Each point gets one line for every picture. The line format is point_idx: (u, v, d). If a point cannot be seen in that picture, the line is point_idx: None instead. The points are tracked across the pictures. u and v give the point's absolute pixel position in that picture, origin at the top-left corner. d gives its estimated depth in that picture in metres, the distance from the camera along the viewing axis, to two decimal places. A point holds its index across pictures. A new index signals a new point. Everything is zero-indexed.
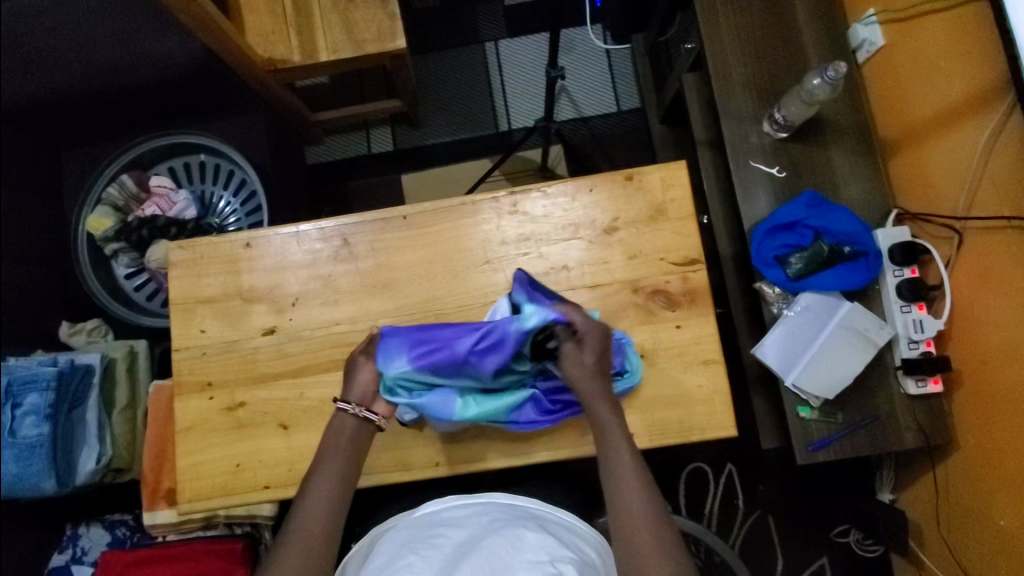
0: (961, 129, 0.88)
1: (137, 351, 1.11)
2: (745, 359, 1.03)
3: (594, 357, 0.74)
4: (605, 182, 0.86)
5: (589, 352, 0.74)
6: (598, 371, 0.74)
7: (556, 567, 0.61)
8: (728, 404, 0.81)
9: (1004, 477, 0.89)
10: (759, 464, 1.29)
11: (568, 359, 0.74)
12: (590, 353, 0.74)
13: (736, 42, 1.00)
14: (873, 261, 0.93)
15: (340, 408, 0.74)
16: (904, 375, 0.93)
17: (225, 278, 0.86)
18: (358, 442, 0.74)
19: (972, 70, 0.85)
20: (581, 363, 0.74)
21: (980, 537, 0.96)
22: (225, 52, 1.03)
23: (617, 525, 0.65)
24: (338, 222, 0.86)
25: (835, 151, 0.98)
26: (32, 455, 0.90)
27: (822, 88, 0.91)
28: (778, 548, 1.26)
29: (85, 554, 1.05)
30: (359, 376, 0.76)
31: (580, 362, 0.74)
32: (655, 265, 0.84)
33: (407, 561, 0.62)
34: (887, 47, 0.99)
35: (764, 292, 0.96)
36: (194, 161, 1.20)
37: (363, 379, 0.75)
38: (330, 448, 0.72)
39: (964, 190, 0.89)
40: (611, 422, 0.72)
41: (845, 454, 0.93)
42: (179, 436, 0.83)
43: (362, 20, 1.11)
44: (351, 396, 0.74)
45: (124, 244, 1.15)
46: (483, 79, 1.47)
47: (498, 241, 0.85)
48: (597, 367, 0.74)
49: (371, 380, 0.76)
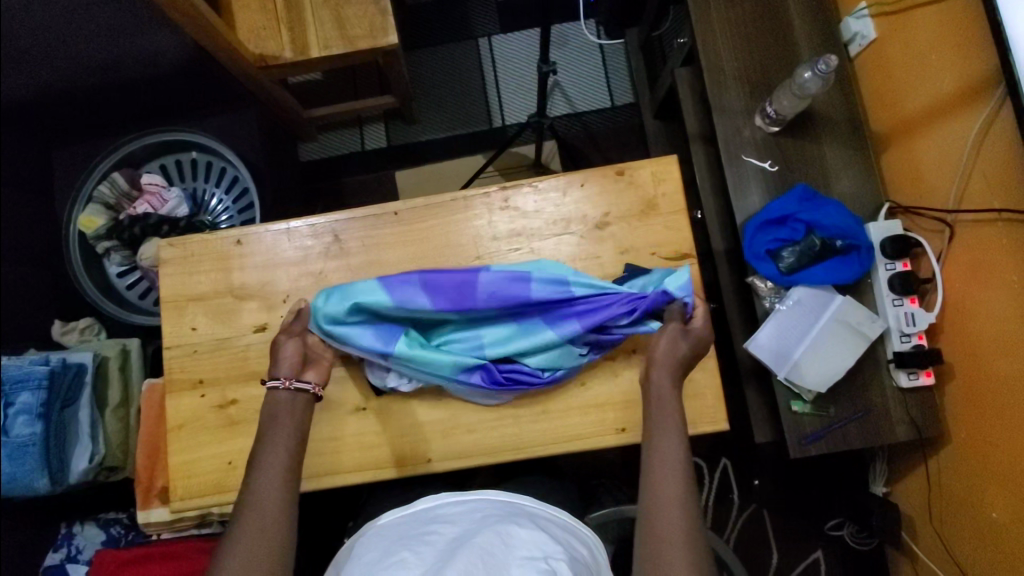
0: (953, 122, 0.88)
1: (130, 350, 1.10)
2: (738, 353, 1.03)
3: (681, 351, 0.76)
4: (597, 176, 0.86)
5: (682, 345, 0.77)
6: (677, 365, 0.75)
7: (549, 563, 0.61)
8: (720, 399, 0.81)
9: (996, 469, 0.89)
10: (753, 458, 1.29)
11: (665, 338, 0.76)
12: (680, 346, 0.76)
13: (728, 36, 0.99)
14: (864, 255, 0.93)
15: (273, 386, 0.75)
16: (896, 369, 0.93)
17: (216, 275, 0.86)
18: (304, 415, 0.75)
19: (962, 63, 0.85)
20: (671, 353, 0.76)
21: (972, 529, 0.96)
22: (215, 49, 1.02)
23: (646, 503, 0.63)
24: (330, 219, 0.86)
25: (827, 145, 0.98)
26: (24, 454, 0.91)
27: (813, 82, 0.91)
28: (772, 542, 1.26)
29: (81, 552, 1.04)
30: (284, 353, 0.78)
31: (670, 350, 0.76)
32: (647, 260, 0.84)
33: (400, 557, 0.62)
34: (879, 40, 0.99)
35: (756, 287, 0.96)
36: (186, 159, 1.19)
37: (288, 355, 0.78)
38: (272, 427, 0.72)
39: (956, 183, 0.89)
40: (670, 414, 0.71)
41: (837, 448, 0.93)
42: (171, 434, 0.83)
43: (353, 16, 1.10)
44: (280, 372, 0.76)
45: (116, 241, 1.14)
46: (476, 75, 1.47)
47: (489, 236, 0.85)
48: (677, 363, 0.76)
49: (294, 356, 0.78)
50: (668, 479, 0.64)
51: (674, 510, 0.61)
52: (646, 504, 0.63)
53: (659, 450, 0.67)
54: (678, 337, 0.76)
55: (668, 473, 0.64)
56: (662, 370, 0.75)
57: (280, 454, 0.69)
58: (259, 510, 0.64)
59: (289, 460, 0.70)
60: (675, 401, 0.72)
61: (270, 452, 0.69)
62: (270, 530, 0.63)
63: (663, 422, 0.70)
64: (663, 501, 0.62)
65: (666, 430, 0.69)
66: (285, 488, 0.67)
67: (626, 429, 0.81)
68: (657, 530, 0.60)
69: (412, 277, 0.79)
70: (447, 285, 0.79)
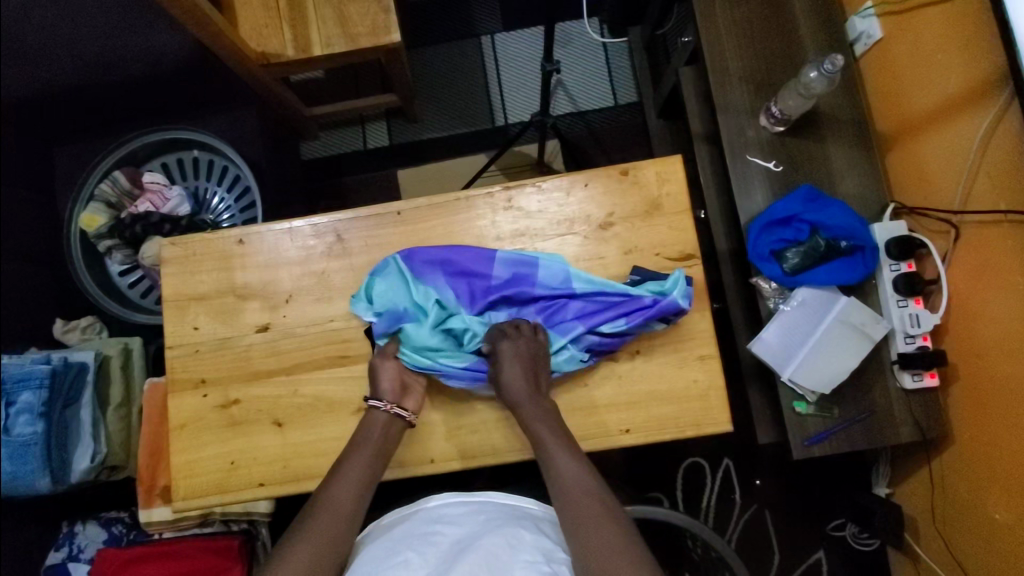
0: (958, 122, 0.88)
1: (132, 349, 1.09)
2: (741, 354, 1.03)
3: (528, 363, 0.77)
4: (600, 176, 0.86)
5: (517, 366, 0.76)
6: (528, 381, 0.76)
7: (552, 568, 0.62)
8: (724, 400, 0.81)
9: (1000, 471, 0.89)
10: (755, 458, 1.29)
11: (505, 369, 0.76)
12: (524, 364, 0.76)
13: (733, 34, 0.99)
14: (869, 256, 0.92)
15: (374, 406, 0.77)
16: (900, 370, 0.93)
17: (218, 274, 0.86)
18: (388, 438, 0.77)
19: (968, 63, 0.84)
20: (513, 378, 0.76)
21: (975, 531, 0.96)
22: (216, 46, 1.02)
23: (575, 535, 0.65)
24: (332, 218, 0.86)
25: (832, 145, 0.98)
26: (25, 453, 0.91)
27: (819, 81, 0.90)
28: (775, 542, 1.26)
29: (82, 552, 1.03)
30: (383, 376, 0.78)
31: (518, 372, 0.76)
32: (650, 261, 0.84)
33: (405, 560, 0.62)
34: (884, 40, 0.99)
35: (760, 287, 0.96)
36: (188, 157, 1.19)
37: (388, 378, 0.78)
38: (359, 439, 0.76)
39: (961, 183, 0.89)
40: (551, 431, 0.74)
41: (841, 449, 0.93)
42: (174, 433, 0.83)
43: (356, 14, 1.10)
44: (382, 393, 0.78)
45: (117, 241, 1.13)
46: (478, 73, 1.46)
47: (492, 236, 0.85)
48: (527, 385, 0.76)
49: (392, 379, 0.78)
50: (580, 503, 0.68)
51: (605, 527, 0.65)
52: (570, 531, 0.66)
53: (566, 485, 0.70)
54: (512, 357, 0.76)
55: (579, 497, 0.68)
56: (519, 394, 0.75)
57: (359, 467, 0.74)
58: (323, 518, 0.69)
59: (367, 474, 0.74)
60: (552, 422, 0.75)
61: (349, 464, 0.74)
62: (332, 539, 0.68)
63: (551, 447, 0.73)
64: (584, 523, 0.66)
65: (558, 454, 0.72)
66: (354, 503, 0.72)
67: (629, 430, 0.80)
68: (587, 548, 0.64)
69: (435, 256, 0.82)
70: (465, 270, 0.82)
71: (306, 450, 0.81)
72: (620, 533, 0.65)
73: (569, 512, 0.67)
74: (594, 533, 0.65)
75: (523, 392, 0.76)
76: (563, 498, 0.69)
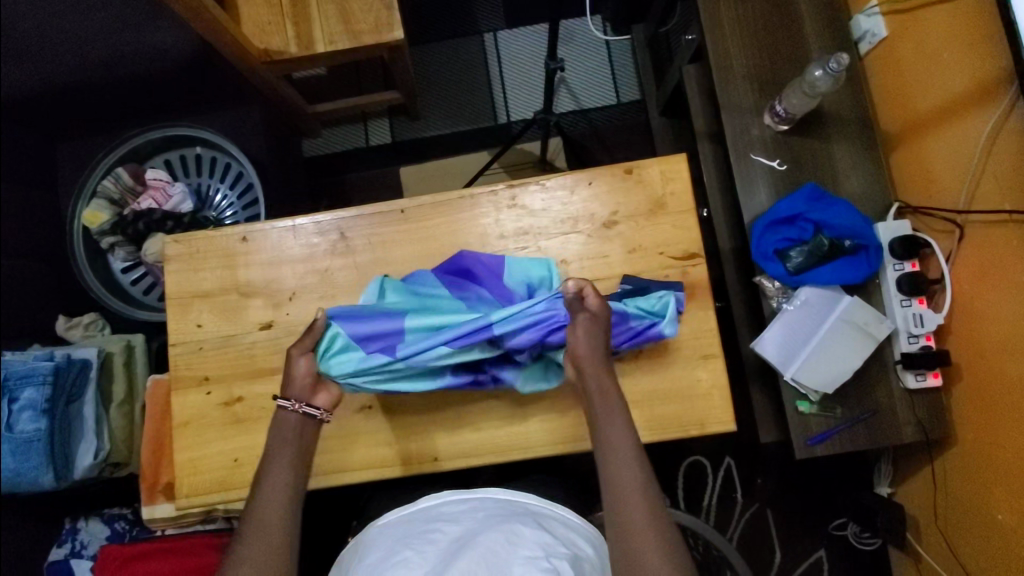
0: (964, 121, 0.87)
1: (134, 345, 1.10)
2: (744, 353, 1.03)
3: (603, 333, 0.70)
4: (605, 175, 0.86)
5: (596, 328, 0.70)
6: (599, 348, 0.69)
7: (551, 562, 0.61)
8: (728, 399, 0.81)
9: (1003, 471, 0.89)
10: (757, 457, 1.29)
11: (579, 333, 0.69)
12: (599, 335, 0.69)
13: (738, 33, 0.98)
14: (873, 255, 0.92)
15: (283, 406, 0.71)
16: (904, 369, 0.92)
17: (221, 272, 0.86)
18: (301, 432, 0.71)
19: (974, 62, 0.84)
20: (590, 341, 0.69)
21: (977, 530, 0.96)
22: (218, 43, 1.02)
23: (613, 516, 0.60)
24: (335, 216, 0.86)
25: (836, 144, 0.97)
26: (28, 450, 0.90)
27: (825, 80, 0.90)
28: (776, 541, 1.26)
29: (85, 548, 1.04)
30: (297, 372, 0.73)
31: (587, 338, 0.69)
32: (654, 260, 0.84)
33: (403, 557, 0.62)
34: (889, 39, 0.98)
35: (764, 287, 0.96)
36: (191, 154, 1.19)
37: (300, 374, 0.73)
38: (276, 440, 0.70)
39: (966, 183, 0.88)
40: (609, 398, 0.67)
41: (844, 448, 0.93)
42: (177, 431, 0.83)
43: (359, 11, 1.09)
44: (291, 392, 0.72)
45: (120, 237, 1.14)
46: (481, 71, 1.46)
47: (496, 235, 0.85)
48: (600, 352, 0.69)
49: (306, 374, 0.73)
50: (623, 472, 0.62)
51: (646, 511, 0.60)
52: (607, 504, 0.61)
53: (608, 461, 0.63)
54: (586, 324, 0.69)
55: (623, 463, 0.62)
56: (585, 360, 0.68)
57: (284, 473, 0.67)
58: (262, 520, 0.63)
59: (296, 479, 0.68)
60: (613, 382, 0.68)
61: (275, 471, 0.67)
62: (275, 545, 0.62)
63: (604, 408, 0.66)
64: (621, 494, 0.61)
65: (609, 417, 0.66)
66: (287, 510, 0.65)
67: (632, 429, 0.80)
68: (625, 522, 0.59)
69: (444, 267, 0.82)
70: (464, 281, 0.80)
71: None
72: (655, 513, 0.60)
73: (608, 482, 0.62)
74: (633, 509, 0.60)
75: (592, 354, 0.69)
76: (605, 463, 0.63)
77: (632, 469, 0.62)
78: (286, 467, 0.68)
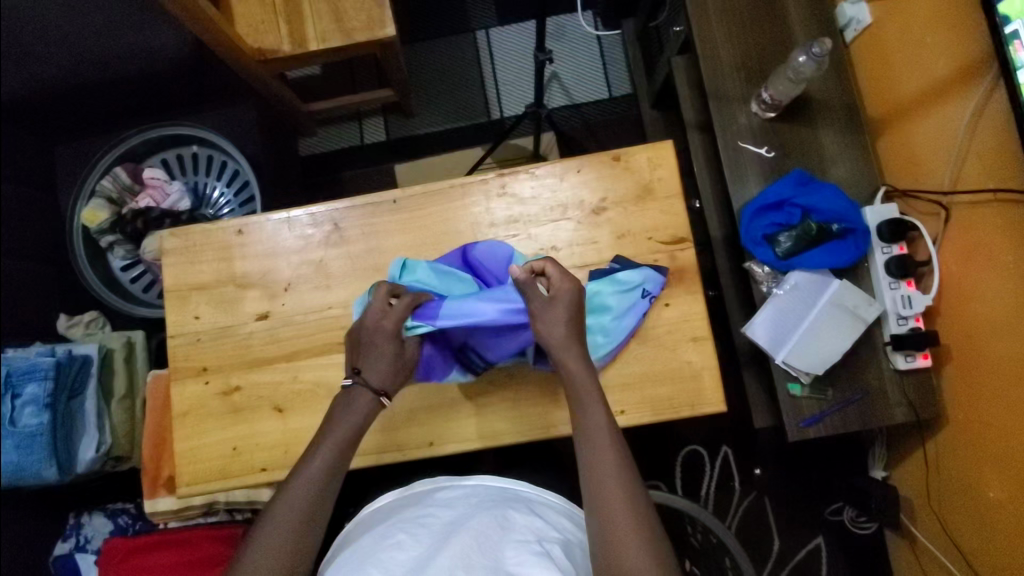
0: (947, 105, 0.89)
1: (135, 343, 1.11)
2: (736, 339, 1.04)
3: (569, 318, 0.73)
4: (594, 162, 0.87)
5: (562, 310, 0.73)
6: (569, 328, 0.73)
7: (543, 545, 0.63)
8: (718, 379, 0.82)
9: (994, 450, 0.90)
10: (753, 445, 1.30)
11: (544, 320, 0.72)
12: (565, 315, 0.73)
13: (724, 22, 1.00)
14: (860, 238, 0.93)
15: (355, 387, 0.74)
16: (893, 351, 0.94)
17: (218, 265, 0.87)
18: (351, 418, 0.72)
19: (956, 46, 0.85)
20: (557, 324, 0.72)
21: (969, 509, 0.97)
22: (212, 41, 1.03)
23: (596, 502, 0.63)
24: (329, 208, 0.87)
25: (823, 130, 0.99)
26: (31, 444, 0.93)
27: (808, 65, 0.92)
28: (774, 527, 1.27)
29: (89, 542, 1.05)
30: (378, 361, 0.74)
31: (551, 324, 0.72)
32: (643, 245, 0.85)
33: (396, 540, 0.63)
34: (873, 25, 1.00)
35: (753, 272, 0.97)
36: (187, 153, 1.20)
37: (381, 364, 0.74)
38: (334, 428, 0.71)
39: (950, 166, 0.90)
40: (588, 383, 0.71)
41: (836, 430, 0.94)
42: (177, 421, 0.84)
43: (351, 9, 1.11)
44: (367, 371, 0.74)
45: (119, 235, 1.15)
46: (473, 68, 1.47)
47: (487, 223, 0.86)
48: (560, 334, 0.72)
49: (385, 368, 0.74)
50: (601, 453, 0.66)
51: (625, 493, 0.63)
52: (586, 485, 0.65)
53: (590, 445, 0.67)
54: (557, 306, 0.73)
55: (601, 444, 0.67)
56: (559, 339, 0.72)
57: (327, 459, 0.69)
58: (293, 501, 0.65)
59: (339, 464, 0.69)
60: (586, 363, 0.72)
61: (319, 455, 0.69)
62: (301, 528, 0.64)
63: (581, 393, 0.71)
64: (599, 472, 0.65)
65: (586, 401, 0.70)
66: (310, 491, 0.66)
67: (624, 411, 0.82)
68: (603, 501, 0.63)
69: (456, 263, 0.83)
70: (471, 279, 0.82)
71: (306, 436, 0.82)
72: (629, 488, 0.64)
73: (587, 464, 0.66)
74: (607, 480, 0.64)
75: (562, 338, 0.72)
76: (585, 445, 0.67)
77: (611, 450, 0.66)
78: (335, 458, 0.69)
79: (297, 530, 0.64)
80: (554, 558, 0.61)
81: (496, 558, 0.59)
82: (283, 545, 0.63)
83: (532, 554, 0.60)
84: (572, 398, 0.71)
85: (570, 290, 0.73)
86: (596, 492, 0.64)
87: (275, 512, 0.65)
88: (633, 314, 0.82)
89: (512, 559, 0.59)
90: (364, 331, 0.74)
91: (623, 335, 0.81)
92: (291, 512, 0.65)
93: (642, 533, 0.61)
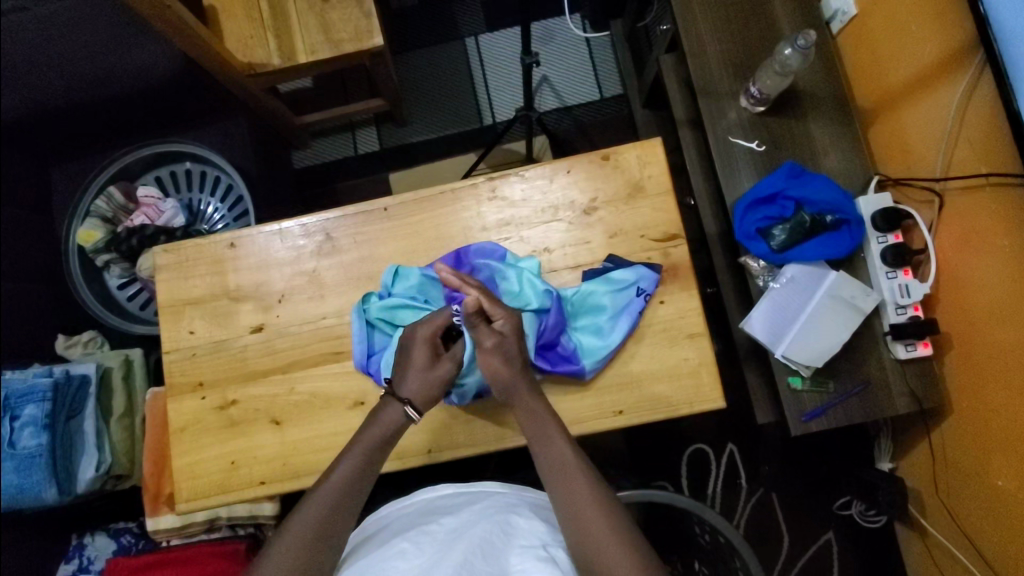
0: (935, 91, 0.88)
1: (133, 359, 1.11)
2: (735, 335, 1.03)
3: (514, 355, 0.73)
4: (583, 163, 0.87)
5: (509, 343, 0.73)
6: (512, 363, 0.73)
7: (549, 550, 0.63)
8: (716, 375, 0.81)
9: (999, 436, 0.89)
10: (758, 442, 1.29)
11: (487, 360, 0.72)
12: (512, 346, 0.73)
13: (710, 18, 1.00)
14: (856, 229, 0.92)
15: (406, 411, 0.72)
16: (893, 341, 0.93)
17: (211, 278, 0.87)
18: (390, 437, 0.72)
19: (941, 32, 0.85)
20: (504, 361, 0.72)
21: (978, 498, 0.96)
22: (202, 58, 1.03)
23: (580, 535, 0.63)
24: (320, 218, 0.87)
25: (813, 122, 0.98)
26: (30, 466, 0.92)
27: (795, 57, 0.91)
28: (782, 524, 1.26)
29: (92, 563, 1.05)
30: (419, 376, 0.73)
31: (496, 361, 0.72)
32: (636, 243, 0.85)
33: (400, 548, 0.63)
34: (860, 15, 1.00)
35: (749, 267, 0.96)
36: (180, 169, 1.20)
37: (422, 381, 0.73)
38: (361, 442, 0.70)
39: (941, 153, 0.90)
40: (543, 413, 0.72)
41: (839, 423, 0.93)
42: (174, 437, 0.84)
43: (338, 21, 1.11)
44: (410, 397, 0.73)
45: (115, 254, 1.15)
46: (464, 75, 1.48)
47: (479, 227, 0.86)
48: (507, 373, 0.72)
49: (426, 382, 0.73)
50: (575, 484, 0.66)
51: (605, 520, 0.63)
52: (564, 517, 0.65)
53: (562, 474, 0.67)
54: (496, 347, 0.72)
55: (575, 482, 0.66)
56: (510, 382, 0.72)
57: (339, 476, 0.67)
58: (311, 515, 0.64)
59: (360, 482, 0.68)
60: (538, 397, 0.73)
61: (340, 471, 0.68)
62: (312, 544, 0.63)
63: (542, 430, 0.70)
64: (583, 516, 0.64)
65: (551, 437, 0.70)
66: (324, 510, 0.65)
67: (622, 411, 0.81)
68: (589, 550, 0.62)
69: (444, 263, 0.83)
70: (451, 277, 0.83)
71: (304, 446, 0.82)
72: (616, 529, 0.63)
73: (561, 497, 0.66)
74: (585, 513, 0.64)
75: (509, 375, 0.72)
76: (564, 483, 0.67)
77: (581, 480, 0.66)
78: (362, 473, 0.68)
79: (315, 544, 0.63)
80: (559, 562, 0.61)
81: (501, 564, 0.59)
82: (300, 557, 0.62)
83: (540, 560, 0.60)
84: (533, 436, 0.71)
85: (512, 321, 0.74)
86: (583, 543, 0.62)
87: (282, 536, 0.63)
88: (629, 312, 0.82)
89: (518, 566, 0.59)
90: (415, 348, 0.75)
91: (621, 334, 0.81)
92: (302, 535, 0.63)
93: (629, 555, 0.61)
